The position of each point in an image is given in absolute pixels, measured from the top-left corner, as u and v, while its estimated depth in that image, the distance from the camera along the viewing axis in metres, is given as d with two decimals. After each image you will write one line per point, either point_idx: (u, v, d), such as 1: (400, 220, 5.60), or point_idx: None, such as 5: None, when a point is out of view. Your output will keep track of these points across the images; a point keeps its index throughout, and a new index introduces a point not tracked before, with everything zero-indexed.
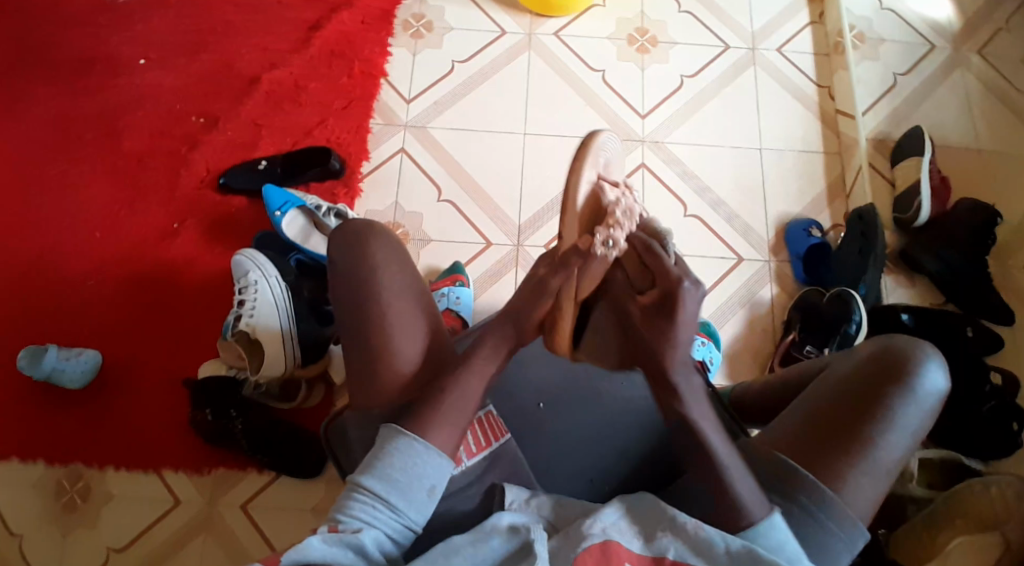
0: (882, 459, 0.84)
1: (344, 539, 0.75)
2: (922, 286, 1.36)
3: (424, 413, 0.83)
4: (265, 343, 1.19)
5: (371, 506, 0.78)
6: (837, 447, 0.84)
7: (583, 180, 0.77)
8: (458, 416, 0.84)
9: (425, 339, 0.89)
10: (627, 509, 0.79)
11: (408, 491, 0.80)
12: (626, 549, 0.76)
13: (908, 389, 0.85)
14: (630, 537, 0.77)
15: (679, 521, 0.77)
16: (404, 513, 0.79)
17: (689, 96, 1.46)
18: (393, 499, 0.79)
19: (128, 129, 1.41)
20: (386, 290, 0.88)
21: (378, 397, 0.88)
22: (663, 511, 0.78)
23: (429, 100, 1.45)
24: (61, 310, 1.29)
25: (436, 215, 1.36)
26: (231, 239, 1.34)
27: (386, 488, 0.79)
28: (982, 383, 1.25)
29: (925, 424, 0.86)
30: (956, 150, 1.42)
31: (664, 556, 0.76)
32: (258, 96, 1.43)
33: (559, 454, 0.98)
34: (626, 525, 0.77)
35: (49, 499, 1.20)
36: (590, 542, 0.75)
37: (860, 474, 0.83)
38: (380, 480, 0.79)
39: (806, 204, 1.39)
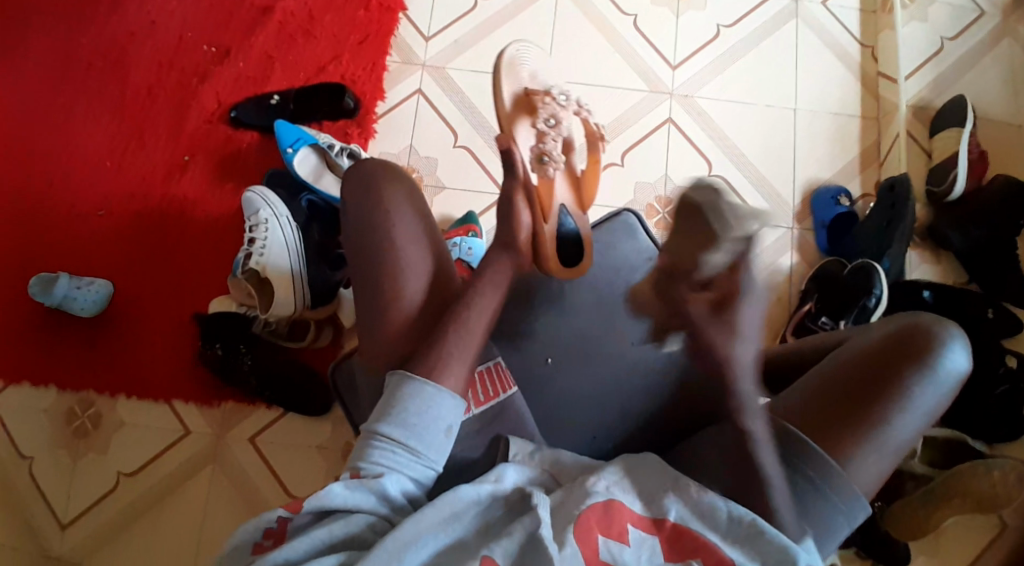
0: (892, 438, 0.82)
1: (366, 485, 0.75)
2: (947, 263, 1.32)
3: (430, 366, 0.82)
4: (274, 283, 1.17)
5: (389, 450, 0.78)
6: (847, 421, 0.82)
7: (508, 92, 0.99)
8: (459, 364, 0.83)
9: (428, 278, 0.88)
10: (633, 469, 0.80)
11: (425, 434, 0.79)
12: (629, 510, 0.76)
13: (927, 370, 0.83)
14: (632, 498, 0.77)
15: (682, 491, 0.77)
16: (425, 455, 0.79)
17: (723, 49, 1.40)
18: (412, 443, 0.79)
19: (139, 55, 1.37)
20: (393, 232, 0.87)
21: (381, 350, 0.86)
22: (665, 474, 0.79)
23: (448, 39, 1.39)
24: (72, 238, 1.28)
25: (451, 162, 1.33)
26: (243, 175, 1.32)
27: (405, 433, 0.79)
28: (997, 366, 1.22)
29: (939, 407, 0.84)
30: (997, 122, 1.35)
31: (665, 518, 0.76)
32: (271, 26, 1.38)
33: (563, 408, 0.97)
34: (628, 486, 0.78)
35: (62, 424, 1.23)
36: (595, 497, 0.75)
37: (869, 450, 0.81)
38: (398, 425, 0.79)
39: (835, 171, 1.35)
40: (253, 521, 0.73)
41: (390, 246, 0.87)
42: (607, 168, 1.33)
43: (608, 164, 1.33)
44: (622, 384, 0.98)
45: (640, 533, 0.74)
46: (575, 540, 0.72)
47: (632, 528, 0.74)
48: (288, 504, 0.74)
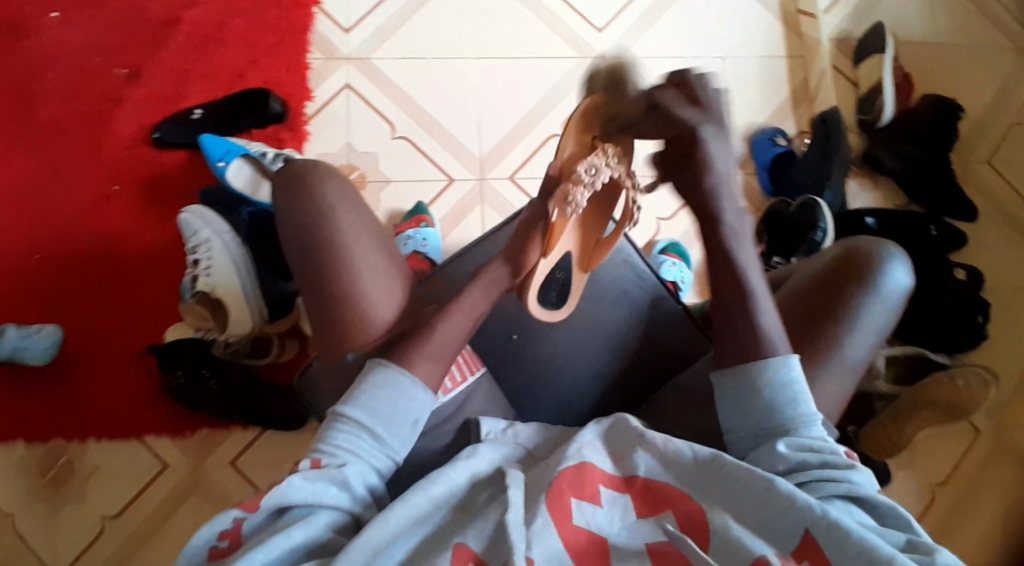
0: (847, 357, 0.86)
1: (327, 475, 0.75)
2: (886, 186, 1.36)
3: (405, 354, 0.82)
4: (227, 302, 1.15)
5: (355, 435, 0.79)
6: (803, 349, 0.86)
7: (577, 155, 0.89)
8: (435, 354, 0.84)
9: (383, 277, 0.89)
10: (605, 430, 0.81)
11: (392, 423, 0.80)
12: (601, 470, 0.77)
13: (873, 289, 0.86)
14: (604, 458, 0.78)
15: (649, 443, 0.78)
16: (389, 443, 0.79)
17: (644, 5, 1.40)
18: (378, 429, 0.79)
19: (49, 89, 1.31)
20: (340, 230, 0.87)
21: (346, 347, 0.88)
22: (632, 428, 0.80)
23: (369, 29, 1.37)
24: (11, 288, 1.24)
25: (392, 154, 1.31)
26: (180, 198, 1.28)
27: (371, 419, 0.79)
28: (948, 278, 1.26)
29: (890, 321, 0.88)
30: (917, 44, 1.39)
31: (636, 473, 0.77)
32: (181, 39, 1.34)
33: (534, 379, 0.99)
34: (600, 446, 0.80)
35: (32, 478, 1.19)
36: (567, 463, 0.76)
37: (827, 375, 0.85)
38: (365, 411, 0.79)
39: (769, 112, 1.37)
40: (208, 528, 0.72)
41: (337, 244, 0.87)
42: (550, 139, 1.33)
43: (550, 135, 1.33)
44: (590, 345, 1.00)
45: (612, 492, 0.75)
46: (547, 508, 0.72)
47: (604, 488, 0.75)
48: (244, 506, 0.74)
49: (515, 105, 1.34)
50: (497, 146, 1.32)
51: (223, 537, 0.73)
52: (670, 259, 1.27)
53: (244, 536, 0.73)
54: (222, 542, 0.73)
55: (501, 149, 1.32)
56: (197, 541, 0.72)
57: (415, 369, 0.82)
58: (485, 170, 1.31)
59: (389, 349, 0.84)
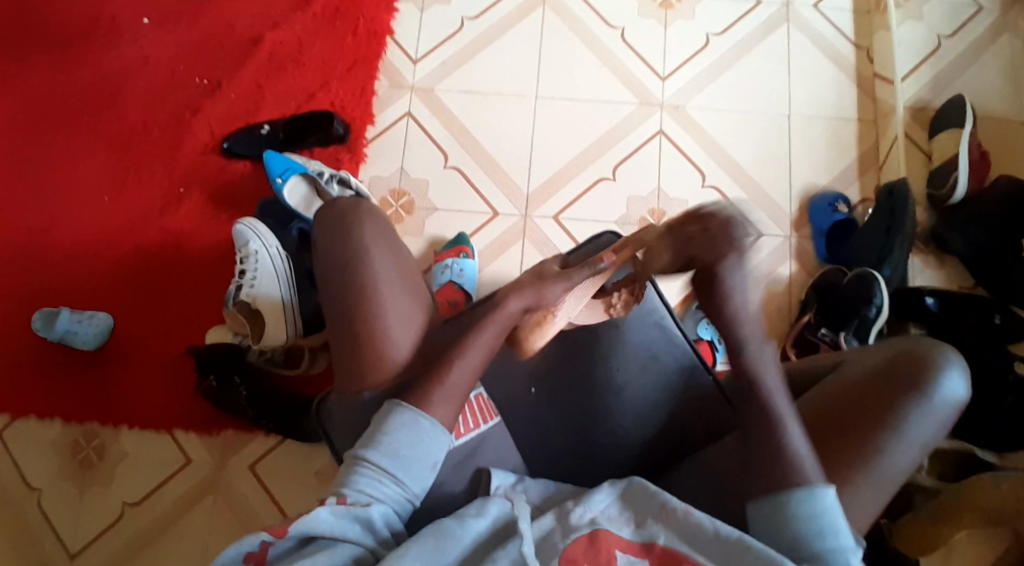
0: (890, 464, 0.83)
1: (353, 513, 0.77)
2: (951, 268, 1.29)
3: (417, 389, 0.85)
4: (266, 315, 1.19)
5: (377, 480, 0.80)
6: (840, 446, 0.84)
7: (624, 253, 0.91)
8: (447, 396, 0.85)
9: (415, 322, 0.93)
10: (620, 494, 0.81)
11: (412, 465, 0.82)
12: (615, 534, 0.77)
13: (923, 396, 0.84)
14: (620, 524, 0.78)
15: (676, 522, 0.77)
16: (408, 487, 0.81)
17: (713, 57, 1.38)
18: (399, 474, 0.81)
19: (134, 91, 1.40)
20: (374, 272, 0.92)
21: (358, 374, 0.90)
22: (654, 501, 0.79)
23: (437, 60, 1.40)
24: (73, 274, 1.31)
25: (443, 184, 1.33)
26: (236, 205, 1.34)
27: (394, 464, 0.81)
28: (1006, 373, 1.18)
29: (940, 432, 0.85)
30: (1002, 121, 1.32)
31: (655, 541, 0.77)
32: (261, 56, 1.40)
33: (550, 434, 0.97)
34: (614, 513, 0.79)
35: (67, 456, 1.25)
36: (577, 532, 0.76)
37: (861, 481, 0.82)
38: (387, 454, 0.81)
39: (833, 176, 1.32)
40: (233, 548, 0.72)
41: (368, 285, 0.92)
42: (599, 182, 1.32)
43: (600, 178, 1.32)
44: (613, 408, 0.97)
45: (630, 558, 0.75)
46: None
47: (621, 554, 0.75)
48: (271, 530, 0.73)
49: (568, 146, 1.34)
50: (546, 184, 1.32)
51: (246, 560, 0.73)
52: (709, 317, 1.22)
53: (268, 561, 0.74)
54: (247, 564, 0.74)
55: (549, 188, 1.32)
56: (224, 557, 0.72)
57: (433, 412, 0.84)
58: (531, 208, 1.31)
59: (405, 391, 0.87)
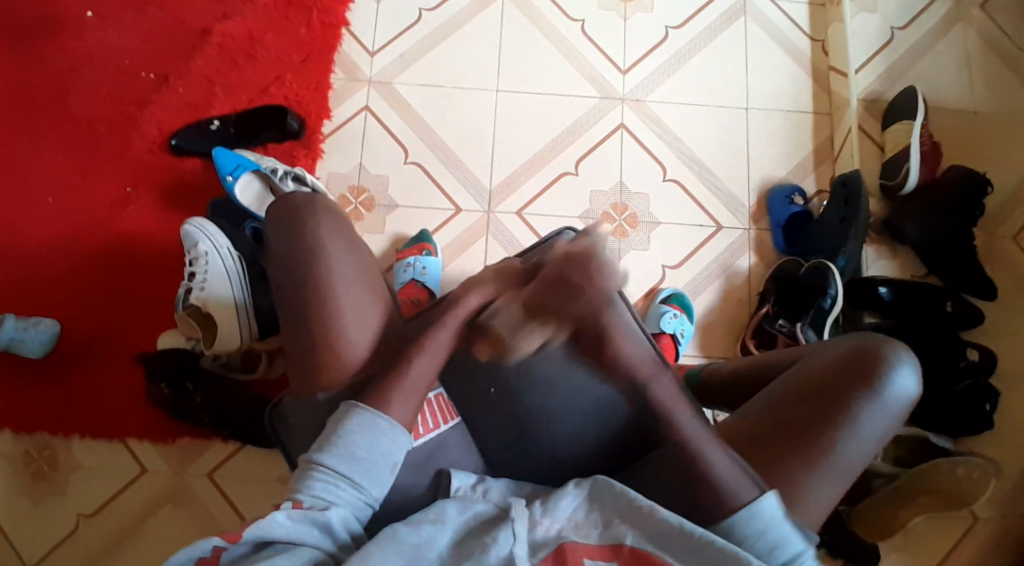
0: (843, 460, 0.84)
1: (310, 517, 0.75)
2: (904, 256, 1.32)
3: (385, 389, 0.83)
4: (218, 317, 1.16)
5: (333, 483, 0.79)
6: (796, 442, 0.85)
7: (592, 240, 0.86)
8: (411, 394, 0.85)
9: (377, 322, 0.91)
10: (584, 495, 0.80)
11: (369, 467, 0.80)
12: (583, 545, 0.76)
13: (876, 393, 0.86)
14: (587, 532, 0.77)
15: (639, 516, 0.77)
16: (366, 489, 0.80)
17: (673, 50, 1.39)
18: (356, 477, 0.80)
19: (76, 85, 1.34)
20: (331, 270, 0.90)
21: (324, 377, 0.88)
22: (616, 494, 0.79)
23: (394, 53, 1.37)
24: (15, 278, 1.25)
25: (403, 179, 1.31)
26: (188, 204, 1.30)
27: (349, 467, 0.80)
28: (959, 359, 1.21)
29: (892, 426, 0.87)
30: (952, 113, 1.35)
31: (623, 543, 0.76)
32: (210, 49, 1.35)
33: (517, 431, 0.95)
34: (581, 521, 0.78)
35: (17, 467, 1.20)
36: (545, 550, 0.75)
37: (816, 477, 0.83)
38: (342, 457, 0.80)
39: (791, 168, 1.34)
40: (186, 551, 0.70)
41: (326, 284, 0.89)
42: (562, 176, 1.31)
43: (563, 173, 1.32)
44: (577, 405, 0.94)
45: (598, 564, 0.75)
46: None
47: (590, 561, 0.75)
48: (224, 534, 0.71)
49: (530, 140, 1.33)
50: (508, 179, 1.31)
51: (199, 565, 0.71)
52: (672, 310, 1.23)
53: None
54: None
55: (510, 183, 1.31)
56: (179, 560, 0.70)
57: (392, 412, 0.83)
58: (493, 204, 1.30)
59: (369, 386, 0.85)
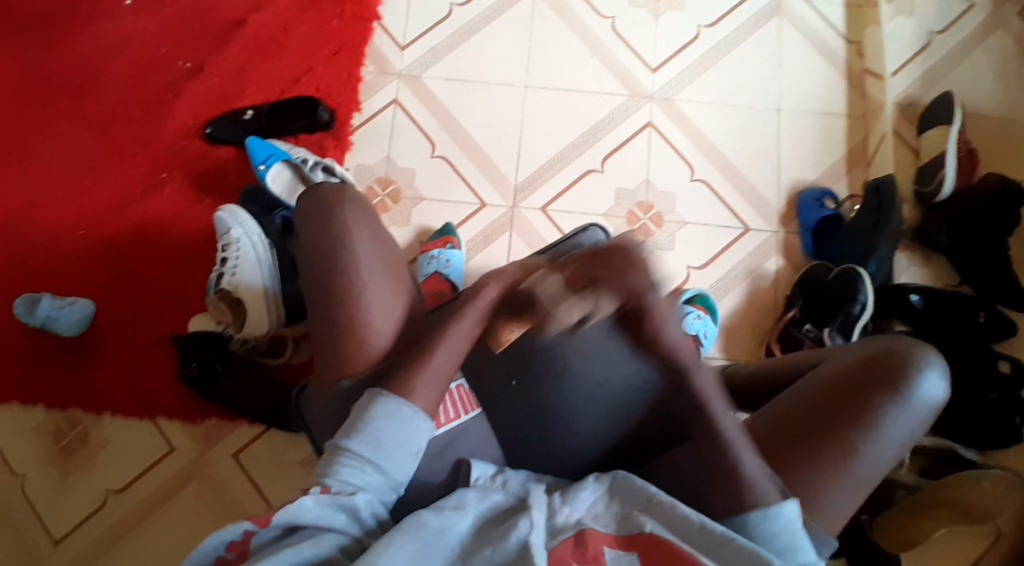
0: (867, 464, 0.83)
1: (338, 502, 0.76)
2: (936, 266, 1.29)
3: (402, 376, 0.84)
4: (247, 303, 1.18)
5: (360, 469, 0.79)
6: (818, 444, 0.83)
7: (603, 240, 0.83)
8: (429, 385, 0.85)
9: (398, 313, 0.92)
10: (605, 490, 0.81)
11: (395, 453, 0.81)
12: (602, 533, 0.76)
13: (901, 397, 0.84)
14: (604, 522, 0.77)
15: (661, 514, 0.77)
16: (392, 475, 0.80)
17: (705, 49, 1.37)
18: (382, 463, 0.80)
19: (116, 74, 1.37)
20: (357, 260, 0.91)
21: (342, 364, 0.89)
22: (637, 491, 0.79)
23: (424, 47, 1.38)
24: (53, 259, 1.29)
25: (429, 173, 1.31)
26: (219, 192, 1.32)
27: (376, 452, 0.80)
28: (989, 371, 1.19)
29: (916, 430, 0.85)
30: (990, 118, 1.32)
31: (640, 531, 0.75)
32: (245, 40, 1.38)
33: (531, 423, 0.94)
34: (601, 513, 0.78)
35: (50, 441, 1.23)
36: (565, 533, 0.75)
37: (839, 480, 0.82)
38: (369, 443, 0.80)
39: (822, 171, 1.32)
40: (216, 536, 0.71)
41: (352, 274, 0.90)
42: (588, 174, 1.31)
43: (589, 170, 1.31)
44: (594, 399, 0.95)
45: (617, 552, 0.74)
46: None
47: (609, 549, 0.74)
48: (256, 519, 0.72)
49: (557, 136, 1.33)
50: (533, 175, 1.31)
51: (230, 549, 0.72)
52: (696, 310, 1.20)
53: (251, 549, 0.73)
54: (228, 554, 0.72)
55: (536, 179, 1.31)
56: (205, 549, 0.71)
57: (415, 400, 0.84)
58: (519, 199, 1.30)
59: (387, 379, 0.86)
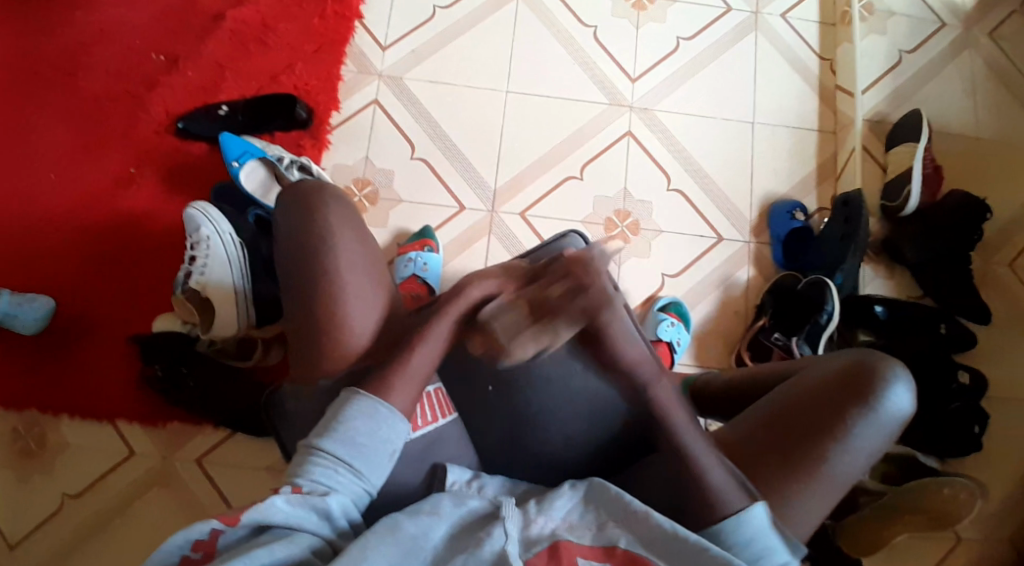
0: (833, 476, 0.85)
1: (310, 502, 0.75)
2: (900, 277, 1.33)
3: (387, 379, 0.84)
4: (216, 301, 1.15)
5: (333, 469, 0.78)
6: (787, 456, 0.85)
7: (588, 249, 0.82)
8: (408, 385, 0.84)
9: (381, 314, 0.91)
10: (580, 496, 0.81)
11: (369, 454, 0.80)
12: (578, 545, 0.77)
13: (872, 405, 0.86)
14: (581, 533, 0.78)
15: (630, 516, 0.78)
16: (365, 476, 0.80)
17: (684, 60, 1.40)
18: (356, 463, 0.79)
19: (86, 63, 1.33)
20: (340, 258, 0.89)
21: (325, 367, 0.89)
22: (608, 492, 0.80)
23: (406, 49, 1.37)
24: (15, 253, 1.24)
25: (407, 174, 1.31)
26: (192, 188, 1.29)
27: (349, 452, 0.79)
28: (949, 381, 1.23)
29: (884, 443, 0.87)
30: (955, 138, 1.37)
31: (615, 545, 0.77)
32: (222, 34, 1.35)
33: (511, 431, 0.95)
34: (575, 522, 0.79)
35: (5, 444, 1.19)
36: (539, 546, 0.76)
37: (805, 491, 0.84)
38: (342, 442, 0.79)
39: (793, 184, 1.35)
40: (183, 533, 0.70)
41: (334, 272, 0.89)
42: (567, 180, 1.32)
43: (567, 176, 1.32)
44: (571, 406, 0.95)
45: (592, 563, 0.75)
46: None
47: (583, 560, 0.75)
48: (223, 517, 0.71)
49: (536, 141, 1.33)
50: (513, 180, 1.31)
51: (195, 547, 0.71)
52: (670, 318, 1.23)
53: (218, 549, 0.71)
54: (194, 552, 0.71)
55: (516, 184, 1.31)
56: (171, 546, 0.70)
57: (392, 401, 0.83)
58: (497, 204, 1.30)
59: (369, 377, 0.85)
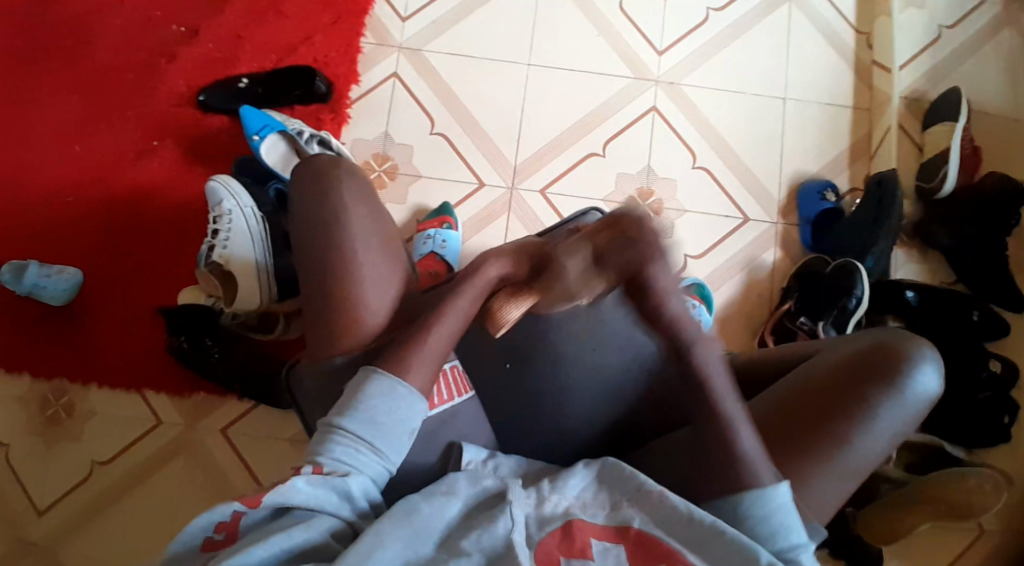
0: (854, 458, 0.83)
1: (330, 482, 0.75)
2: (933, 261, 1.29)
3: (398, 362, 0.83)
4: (238, 277, 1.15)
5: (354, 448, 0.78)
6: (807, 437, 0.83)
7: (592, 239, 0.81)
8: (424, 366, 0.84)
9: (393, 295, 0.90)
10: (595, 476, 0.81)
11: (390, 434, 0.80)
12: (591, 524, 0.75)
13: (897, 389, 0.83)
14: (595, 512, 0.77)
15: (652, 503, 0.77)
16: (386, 456, 0.79)
17: (712, 33, 1.35)
18: (377, 442, 0.79)
19: (107, 35, 1.32)
20: (352, 238, 0.88)
21: (338, 349, 0.88)
22: (626, 477, 0.79)
23: (426, 20, 1.34)
24: (39, 225, 1.26)
25: (427, 149, 1.29)
26: (212, 161, 1.29)
27: (371, 432, 0.79)
28: (981, 369, 1.19)
29: (907, 425, 0.85)
30: (996, 116, 1.31)
31: (629, 526, 0.76)
32: (241, 5, 1.34)
33: (526, 410, 0.94)
34: (589, 501, 0.78)
35: (34, 411, 1.21)
36: (552, 524, 0.75)
37: (824, 473, 0.82)
38: (364, 422, 0.79)
39: (824, 164, 1.31)
40: (205, 515, 0.71)
41: (347, 253, 0.88)
42: (589, 157, 1.29)
43: (589, 153, 1.29)
44: (591, 385, 0.94)
45: (605, 543, 0.73)
46: None
47: (597, 540, 0.74)
48: (245, 500, 0.71)
49: (558, 115, 1.31)
50: (533, 156, 1.29)
51: (218, 529, 0.72)
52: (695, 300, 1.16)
53: (241, 530, 0.72)
54: (217, 534, 0.72)
55: (537, 160, 1.29)
56: (193, 528, 0.71)
57: (411, 380, 0.82)
58: (518, 181, 1.28)
59: (379, 358, 0.84)
